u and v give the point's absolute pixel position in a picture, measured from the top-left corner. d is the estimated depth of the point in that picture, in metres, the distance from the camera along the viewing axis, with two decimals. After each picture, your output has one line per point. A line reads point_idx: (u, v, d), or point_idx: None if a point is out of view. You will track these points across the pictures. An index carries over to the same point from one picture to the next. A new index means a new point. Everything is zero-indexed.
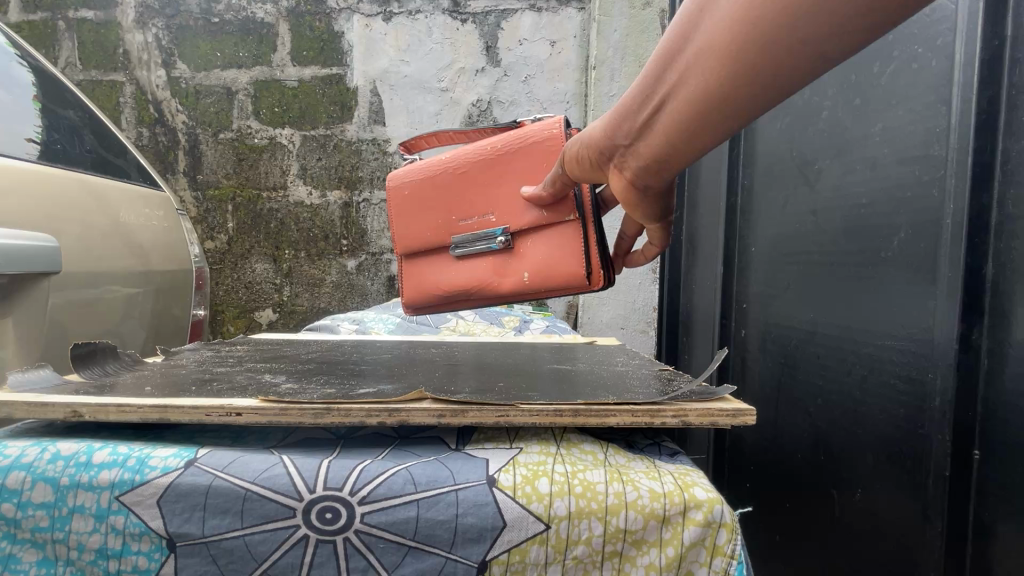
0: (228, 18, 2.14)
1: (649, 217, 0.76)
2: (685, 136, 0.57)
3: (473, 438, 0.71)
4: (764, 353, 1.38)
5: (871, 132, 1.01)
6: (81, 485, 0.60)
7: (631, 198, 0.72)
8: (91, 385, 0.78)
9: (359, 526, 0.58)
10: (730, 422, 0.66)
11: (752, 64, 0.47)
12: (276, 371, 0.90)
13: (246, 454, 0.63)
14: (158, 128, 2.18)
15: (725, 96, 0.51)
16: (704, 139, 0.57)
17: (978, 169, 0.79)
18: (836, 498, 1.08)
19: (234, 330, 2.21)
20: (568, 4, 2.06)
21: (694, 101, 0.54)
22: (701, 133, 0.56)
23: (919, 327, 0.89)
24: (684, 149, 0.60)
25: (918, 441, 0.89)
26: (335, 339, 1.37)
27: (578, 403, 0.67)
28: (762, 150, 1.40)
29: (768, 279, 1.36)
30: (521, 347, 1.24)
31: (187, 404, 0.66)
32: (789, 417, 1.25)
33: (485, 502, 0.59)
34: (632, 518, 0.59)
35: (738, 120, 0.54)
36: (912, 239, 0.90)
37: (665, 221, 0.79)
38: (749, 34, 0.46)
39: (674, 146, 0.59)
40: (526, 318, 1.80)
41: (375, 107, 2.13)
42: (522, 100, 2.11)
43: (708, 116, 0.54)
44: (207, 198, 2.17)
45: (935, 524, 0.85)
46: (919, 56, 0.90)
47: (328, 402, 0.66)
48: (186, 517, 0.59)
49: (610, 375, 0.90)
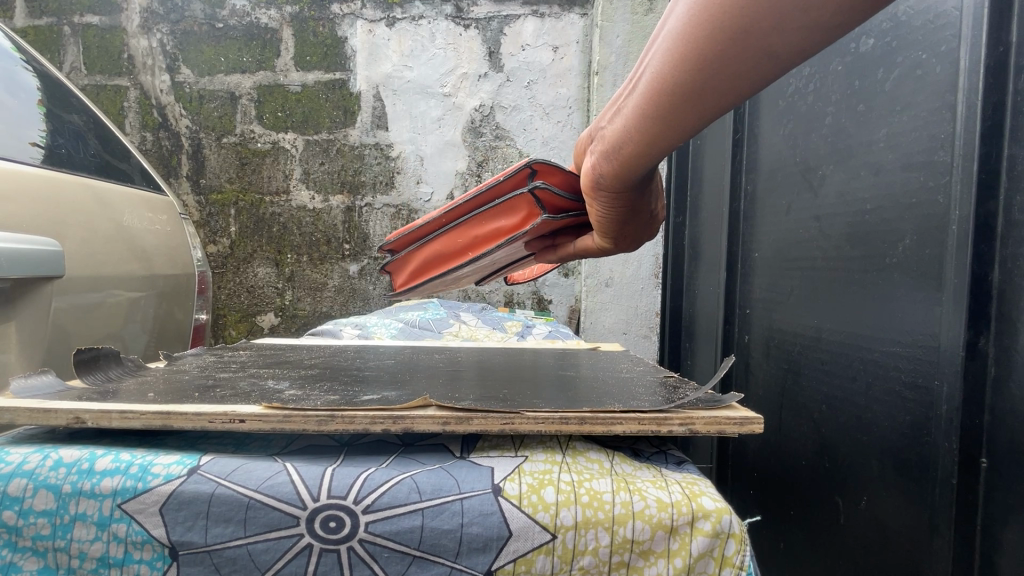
0: (232, 24, 2.15)
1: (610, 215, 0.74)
2: (643, 137, 0.55)
3: (477, 446, 0.70)
4: (768, 359, 1.37)
5: (875, 138, 1.00)
6: (83, 493, 0.60)
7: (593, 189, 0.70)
8: (93, 391, 0.77)
9: (364, 535, 0.58)
10: (737, 430, 0.66)
11: (701, 60, 0.44)
12: (278, 377, 0.89)
13: (250, 462, 0.63)
14: (162, 133, 2.19)
15: (682, 99, 0.48)
16: (663, 140, 0.54)
17: (984, 175, 0.78)
18: (842, 506, 1.07)
19: (235, 334, 2.21)
20: (571, 10, 2.06)
21: (647, 90, 0.50)
22: (654, 128, 0.53)
23: (925, 334, 0.88)
24: (642, 144, 0.56)
25: (925, 449, 0.88)
26: (337, 344, 1.37)
27: (584, 411, 0.67)
28: (765, 155, 1.40)
29: (771, 285, 1.35)
30: (524, 353, 1.24)
31: (190, 411, 0.66)
32: (794, 424, 1.24)
33: (491, 511, 0.58)
34: (639, 528, 0.58)
35: (699, 120, 0.50)
36: (918, 245, 0.90)
37: (628, 223, 0.76)
38: (705, 33, 0.43)
39: (634, 144, 0.57)
40: (528, 323, 1.80)
41: (378, 112, 2.14)
42: (524, 105, 2.11)
43: (665, 118, 0.51)
44: (210, 202, 2.18)
45: (943, 533, 0.84)
46: (923, 62, 0.89)
47: (332, 409, 0.66)
48: (189, 526, 0.59)
49: (614, 381, 0.90)
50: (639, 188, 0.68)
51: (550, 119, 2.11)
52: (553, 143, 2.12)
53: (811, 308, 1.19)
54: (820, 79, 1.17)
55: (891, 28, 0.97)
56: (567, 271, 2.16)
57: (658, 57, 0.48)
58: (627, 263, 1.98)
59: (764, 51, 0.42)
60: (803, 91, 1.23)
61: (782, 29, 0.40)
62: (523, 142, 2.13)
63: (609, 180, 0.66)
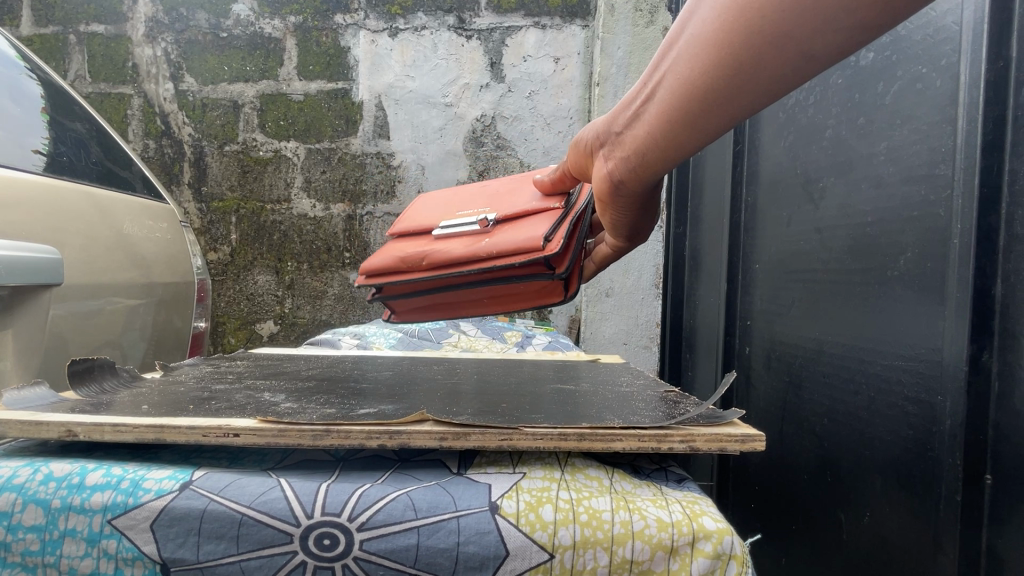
0: (236, 33, 2.17)
1: (622, 224, 0.77)
2: (669, 135, 0.59)
3: (475, 462, 0.69)
4: (768, 372, 1.36)
5: (876, 151, 1.00)
6: (72, 508, 0.59)
7: (607, 196, 0.73)
8: (87, 402, 0.76)
9: (358, 553, 0.57)
10: (738, 448, 0.65)
11: (732, 62, 0.49)
12: (275, 389, 0.89)
13: (243, 477, 0.62)
14: (164, 140, 2.20)
15: (707, 95, 0.53)
16: (689, 139, 0.58)
17: (986, 189, 0.78)
18: (844, 522, 1.06)
19: (235, 341, 2.20)
20: (573, 21, 2.07)
21: (671, 94, 0.56)
22: (686, 128, 0.57)
23: (927, 348, 0.87)
24: (663, 149, 0.61)
25: (928, 465, 0.87)
26: (335, 354, 1.36)
27: (583, 427, 0.66)
28: (765, 167, 1.40)
29: (772, 297, 1.35)
30: (523, 365, 1.23)
31: (184, 424, 0.65)
32: (795, 438, 1.23)
33: (487, 530, 0.57)
34: (639, 548, 0.57)
35: (722, 122, 0.55)
36: (920, 259, 0.89)
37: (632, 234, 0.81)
38: (737, 34, 0.48)
39: (658, 143, 0.61)
40: (528, 333, 1.79)
41: (380, 121, 2.15)
42: (526, 115, 2.12)
43: (693, 113, 0.55)
44: (211, 209, 2.18)
45: (947, 550, 0.83)
46: (923, 76, 0.90)
47: (328, 423, 0.65)
48: (181, 542, 0.58)
49: (614, 395, 0.89)
50: (650, 196, 0.72)
51: (552, 129, 2.12)
52: (553, 153, 2.12)
53: (812, 321, 1.18)
54: (820, 92, 1.17)
55: (891, 42, 0.98)
56: None
57: (685, 63, 0.53)
58: (627, 274, 1.96)
59: (794, 53, 0.46)
60: (803, 104, 1.24)
61: (810, 31, 0.44)
62: (524, 152, 2.13)
63: (623, 188, 0.70)
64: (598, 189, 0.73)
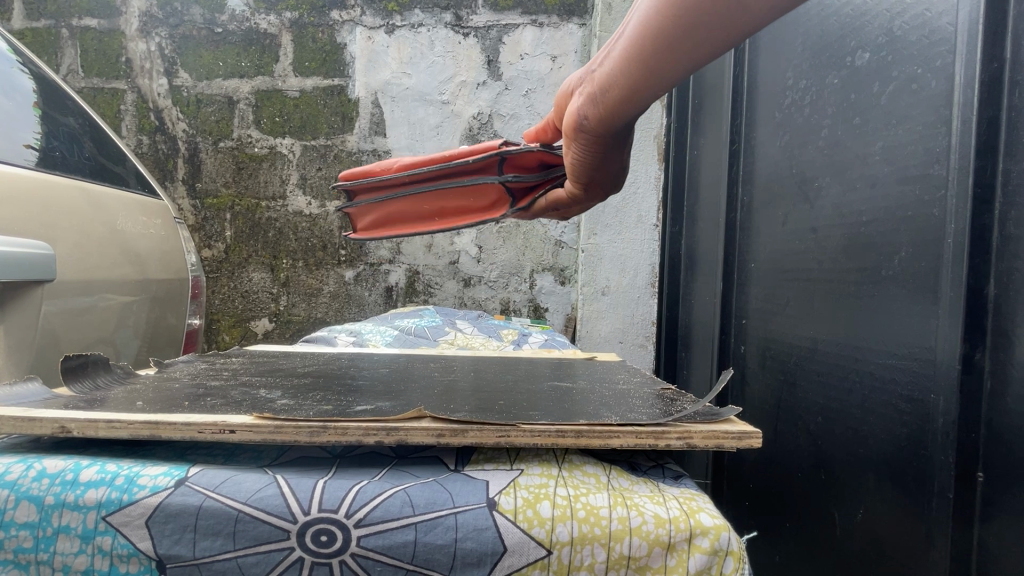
0: (231, 29, 2.15)
1: (585, 167, 0.72)
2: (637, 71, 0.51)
3: (472, 458, 0.69)
4: (763, 370, 1.37)
5: (871, 151, 1.01)
6: (66, 505, 0.58)
7: (574, 135, 0.67)
8: (80, 399, 0.76)
9: (355, 549, 0.57)
10: (735, 445, 0.65)
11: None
12: (270, 385, 0.88)
13: (239, 473, 0.62)
14: (158, 136, 2.18)
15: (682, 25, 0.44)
16: (660, 77, 0.51)
17: (979, 189, 0.79)
18: (838, 519, 1.06)
19: (229, 339, 2.19)
20: (570, 20, 2.07)
21: (644, 26, 0.48)
22: (654, 66, 0.50)
23: (921, 346, 0.88)
24: (632, 87, 0.54)
25: (921, 463, 0.87)
26: (331, 352, 1.35)
27: (581, 424, 0.66)
28: (761, 167, 1.40)
29: (768, 296, 1.35)
30: (519, 362, 1.23)
31: (179, 421, 0.64)
32: (789, 436, 1.23)
33: (485, 526, 0.57)
34: (636, 544, 0.57)
35: (693, 60, 0.48)
36: (914, 258, 0.90)
37: (594, 178, 0.75)
38: None
39: (627, 81, 0.54)
40: (524, 331, 1.79)
41: (376, 119, 2.14)
42: (522, 113, 2.11)
43: (661, 48, 0.47)
44: (206, 206, 2.16)
45: (940, 547, 0.83)
46: (918, 76, 0.90)
47: (325, 420, 0.65)
48: (176, 539, 0.57)
49: (610, 393, 0.89)
50: (618, 139, 0.66)
51: None
52: None
53: (807, 320, 1.19)
54: (816, 92, 1.18)
55: (886, 43, 0.98)
56: (564, 280, 2.12)
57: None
58: (624, 272, 1.95)
59: None
60: (800, 103, 1.24)
61: None
62: None
63: (588, 129, 0.64)
64: (565, 126, 0.67)
